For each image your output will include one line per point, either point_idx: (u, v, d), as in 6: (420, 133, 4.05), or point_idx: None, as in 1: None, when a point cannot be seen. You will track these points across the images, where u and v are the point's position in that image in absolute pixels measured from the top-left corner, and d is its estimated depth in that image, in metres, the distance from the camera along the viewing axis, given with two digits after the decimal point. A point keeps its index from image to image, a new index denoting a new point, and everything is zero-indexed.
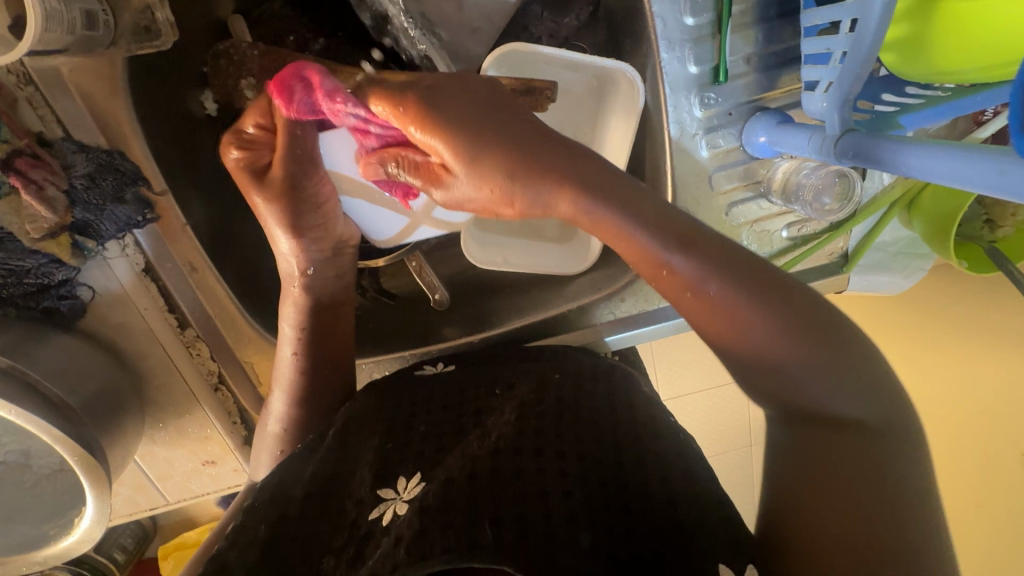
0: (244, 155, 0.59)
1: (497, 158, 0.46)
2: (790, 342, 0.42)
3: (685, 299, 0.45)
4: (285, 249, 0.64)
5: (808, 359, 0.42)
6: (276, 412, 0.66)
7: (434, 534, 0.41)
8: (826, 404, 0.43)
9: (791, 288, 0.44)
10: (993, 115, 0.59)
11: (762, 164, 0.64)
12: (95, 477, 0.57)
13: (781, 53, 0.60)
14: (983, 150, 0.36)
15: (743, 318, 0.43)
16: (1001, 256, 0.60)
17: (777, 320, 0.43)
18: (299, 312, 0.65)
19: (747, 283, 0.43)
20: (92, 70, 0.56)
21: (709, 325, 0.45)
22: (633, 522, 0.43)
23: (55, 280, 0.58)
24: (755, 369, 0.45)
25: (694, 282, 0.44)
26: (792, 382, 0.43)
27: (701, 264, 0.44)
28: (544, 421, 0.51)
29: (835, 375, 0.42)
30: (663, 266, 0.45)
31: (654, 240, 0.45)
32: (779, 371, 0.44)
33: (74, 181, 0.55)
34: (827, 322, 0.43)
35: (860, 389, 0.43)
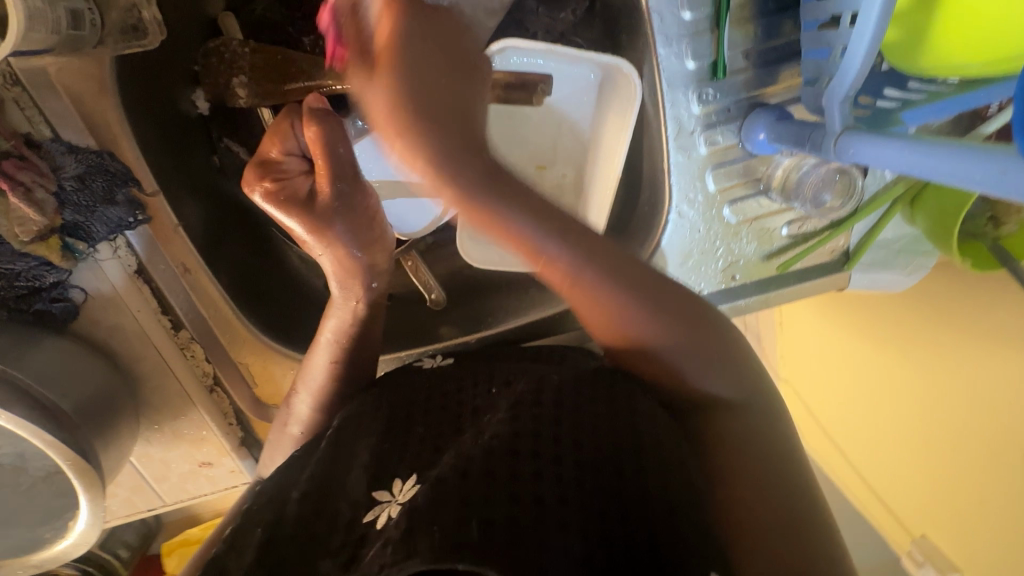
0: (279, 185, 0.59)
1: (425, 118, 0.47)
2: (660, 328, 0.50)
3: (562, 286, 0.50)
4: (331, 270, 0.63)
5: (681, 342, 0.50)
6: (299, 414, 0.65)
7: (421, 535, 0.39)
8: (704, 392, 0.52)
9: (670, 287, 0.51)
10: (998, 110, 0.58)
11: (763, 161, 0.62)
12: (89, 481, 0.56)
13: (781, 47, 0.58)
14: (987, 150, 0.35)
15: (618, 310, 0.50)
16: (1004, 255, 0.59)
17: (655, 310, 0.50)
18: (343, 322, 0.64)
19: (629, 281, 0.49)
20: (80, 70, 0.56)
21: (594, 315, 0.52)
22: (627, 524, 0.43)
23: (46, 283, 0.58)
24: (627, 345, 0.53)
25: (573, 270, 0.48)
26: (665, 363, 0.51)
27: (582, 257, 0.48)
28: (541, 422, 0.49)
29: (706, 361, 0.50)
30: (549, 261, 0.48)
31: (534, 233, 0.47)
32: (651, 351, 0.52)
33: (63, 182, 0.55)
34: (697, 317, 0.51)
35: (732, 378, 0.51)
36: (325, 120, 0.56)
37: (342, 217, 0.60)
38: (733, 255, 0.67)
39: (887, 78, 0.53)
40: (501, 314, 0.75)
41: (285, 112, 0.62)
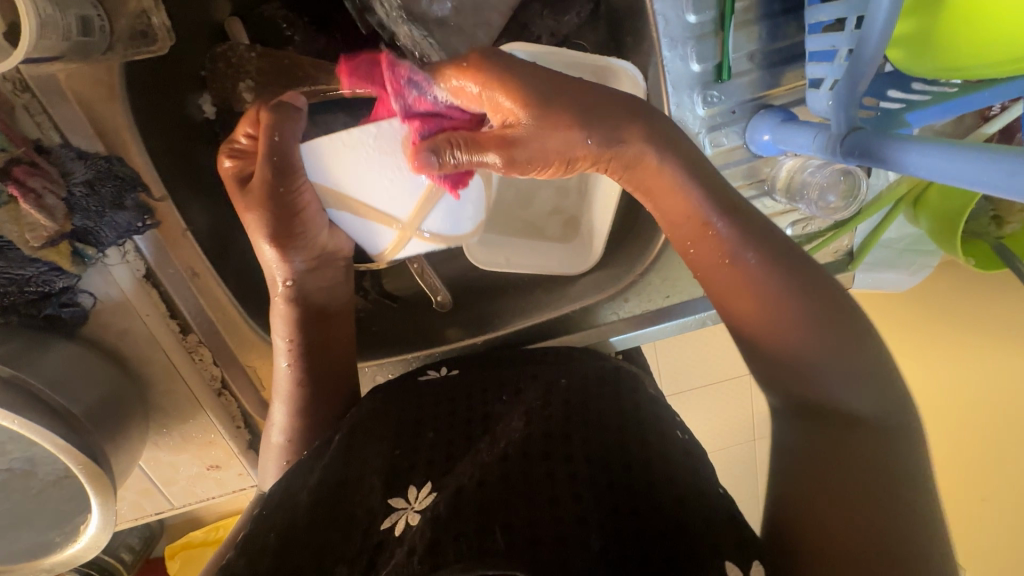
0: (235, 164, 0.60)
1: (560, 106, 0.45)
2: (819, 329, 0.43)
3: (722, 268, 0.47)
4: (272, 260, 0.63)
5: (833, 343, 0.43)
6: (277, 424, 0.66)
7: (447, 542, 0.39)
8: (842, 400, 0.43)
9: (824, 280, 0.46)
10: (1001, 110, 0.58)
11: (766, 162, 0.63)
12: (100, 485, 0.57)
13: (785, 49, 0.59)
14: (994, 151, 0.35)
15: (767, 293, 0.45)
16: (1010, 254, 0.60)
17: (790, 284, 0.45)
18: (287, 323, 0.65)
19: (783, 257, 0.46)
20: (89, 76, 0.56)
21: (733, 305, 0.47)
22: (642, 523, 0.42)
23: (56, 288, 0.58)
24: (781, 370, 0.45)
25: (735, 248, 0.47)
26: (817, 381, 0.43)
27: (740, 229, 0.47)
28: (552, 424, 0.50)
29: (855, 373, 0.43)
30: (707, 227, 0.47)
31: (706, 198, 0.47)
32: (806, 371, 0.44)
33: (73, 188, 0.55)
34: (842, 308, 0.44)
35: (878, 397, 0.43)
36: (281, 108, 0.58)
37: (267, 208, 0.59)
38: None
39: (890, 81, 0.54)
40: (508, 316, 0.75)
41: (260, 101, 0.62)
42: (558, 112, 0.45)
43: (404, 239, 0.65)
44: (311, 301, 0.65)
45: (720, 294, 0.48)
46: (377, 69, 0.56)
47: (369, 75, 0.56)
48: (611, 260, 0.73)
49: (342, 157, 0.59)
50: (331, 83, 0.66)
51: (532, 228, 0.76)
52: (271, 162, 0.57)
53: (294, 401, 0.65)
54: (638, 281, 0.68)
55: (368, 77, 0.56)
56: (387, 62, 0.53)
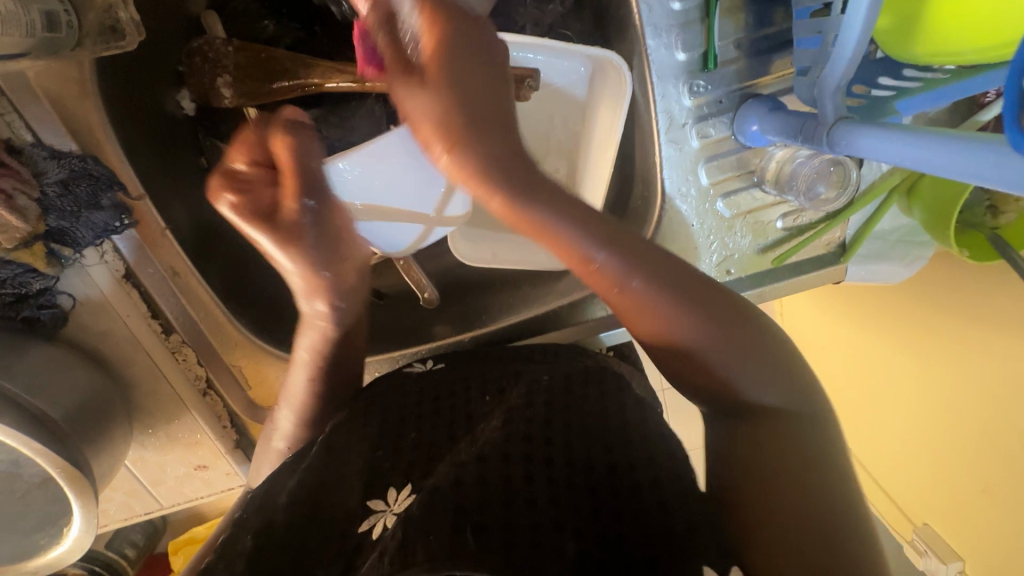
0: (243, 198, 0.54)
1: (466, 103, 0.42)
2: (711, 329, 0.46)
3: (613, 295, 0.46)
4: (298, 287, 0.60)
5: (727, 344, 0.46)
6: (281, 430, 0.66)
7: (418, 544, 0.39)
8: (747, 392, 0.47)
9: (719, 295, 0.47)
10: (997, 96, 0.56)
11: (756, 153, 0.61)
12: (80, 488, 0.56)
13: (773, 36, 0.57)
14: (984, 141, 0.34)
15: (659, 313, 0.46)
16: (1003, 243, 0.58)
17: (681, 307, 0.45)
18: (322, 343, 0.63)
19: (672, 285, 0.45)
20: (59, 74, 0.55)
21: (635, 325, 0.48)
22: (623, 528, 0.42)
23: (33, 289, 0.57)
24: (670, 354, 0.48)
25: (623, 278, 0.45)
26: (706, 364, 0.47)
27: (625, 264, 0.45)
28: (533, 425, 0.49)
29: (746, 357, 0.46)
30: (588, 264, 0.45)
31: (582, 236, 0.43)
32: (695, 355, 0.47)
33: (46, 187, 0.54)
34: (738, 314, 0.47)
35: (778, 384, 0.46)
36: (297, 132, 0.54)
37: (307, 239, 0.57)
38: (728, 249, 0.65)
39: (881, 67, 0.52)
40: (495, 312, 0.75)
41: (251, 123, 0.57)
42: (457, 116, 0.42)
43: (429, 231, 0.68)
44: (338, 319, 0.63)
45: (619, 313, 0.48)
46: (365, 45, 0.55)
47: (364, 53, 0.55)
48: None
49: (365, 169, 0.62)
50: (311, 77, 0.66)
51: None
52: (311, 195, 0.56)
53: (292, 404, 0.65)
54: None
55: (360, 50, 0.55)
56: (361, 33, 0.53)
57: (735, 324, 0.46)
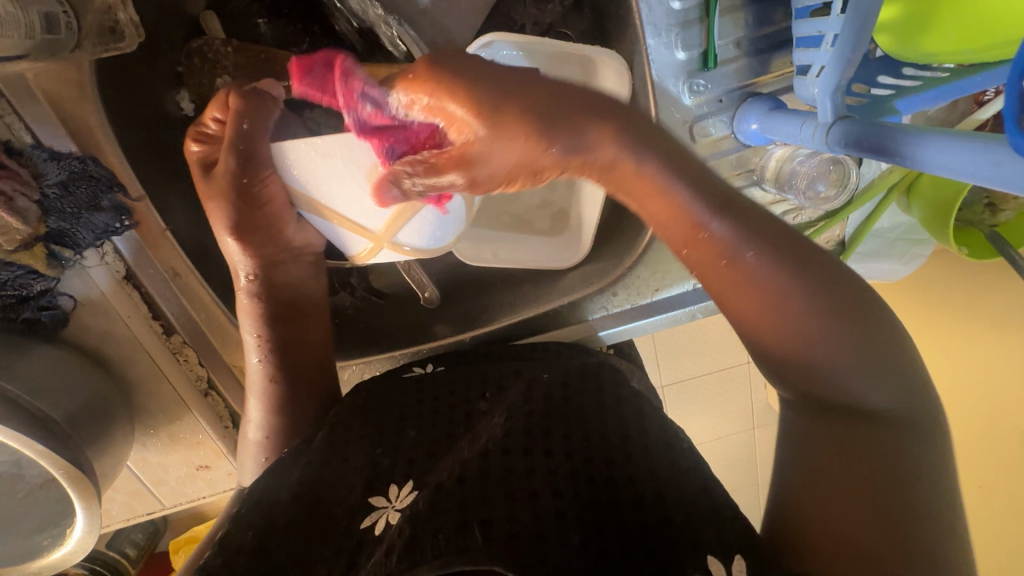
0: (201, 150, 0.59)
1: (512, 102, 0.42)
2: (833, 321, 0.41)
3: (719, 268, 0.44)
4: (234, 253, 0.62)
5: (849, 338, 0.41)
6: (254, 421, 0.65)
7: (425, 539, 0.39)
8: (854, 392, 0.42)
9: (838, 271, 0.43)
10: (995, 95, 0.57)
11: (755, 152, 0.61)
12: (84, 489, 0.56)
13: (772, 36, 0.57)
14: (980, 141, 0.34)
15: (784, 293, 0.42)
16: (1001, 240, 0.58)
17: (810, 290, 0.42)
18: (252, 318, 0.64)
19: (791, 263, 0.42)
20: (58, 75, 0.54)
21: (750, 321, 0.44)
22: (623, 517, 0.42)
23: (34, 291, 0.57)
24: (783, 361, 0.44)
25: (734, 246, 0.43)
26: (819, 370, 0.42)
27: (739, 229, 0.43)
28: (532, 419, 0.50)
29: (866, 356, 0.41)
30: (698, 229, 0.44)
31: (694, 198, 0.44)
32: (807, 362, 0.43)
33: (47, 189, 0.54)
34: (861, 304, 0.42)
35: (892, 386, 0.42)
36: (257, 101, 0.56)
37: (230, 201, 0.58)
38: None
39: (881, 67, 0.52)
40: (496, 311, 0.75)
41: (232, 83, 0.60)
42: (517, 120, 0.42)
43: (376, 249, 0.60)
44: (282, 296, 0.65)
45: (720, 296, 0.45)
46: (331, 75, 0.52)
47: (325, 83, 0.52)
48: (599, 253, 0.72)
49: (309, 159, 0.54)
50: None
51: (521, 222, 0.73)
52: (236, 150, 0.55)
53: (269, 397, 0.65)
54: (626, 275, 0.67)
55: (322, 89, 0.52)
56: (342, 75, 0.50)
57: (857, 306, 0.42)
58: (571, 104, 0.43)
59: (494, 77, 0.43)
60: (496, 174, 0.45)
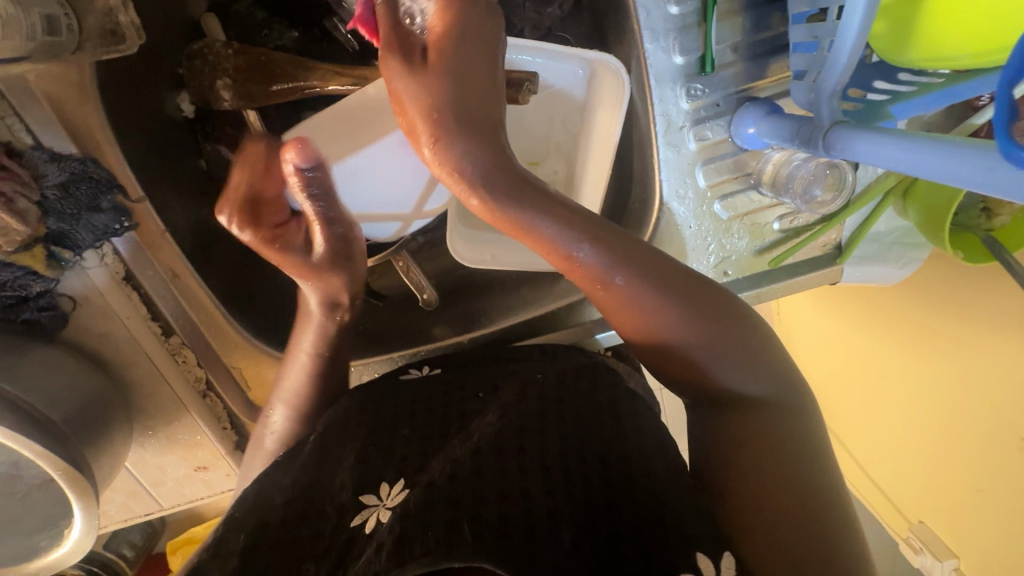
0: (264, 234, 0.53)
1: (457, 95, 0.40)
2: (701, 328, 0.46)
3: (598, 292, 0.47)
4: (316, 297, 0.61)
5: (708, 342, 0.46)
6: (275, 428, 0.65)
7: (414, 536, 0.39)
8: (730, 383, 0.46)
9: (714, 291, 0.47)
10: (990, 100, 0.57)
11: (752, 156, 0.62)
12: (81, 490, 0.57)
13: (769, 41, 0.57)
14: (970, 147, 0.35)
15: (653, 312, 0.46)
16: (998, 246, 0.58)
17: (682, 309, 0.46)
18: (317, 337, 0.64)
19: (663, 284, 0.46)
20: (60, 76, 0.55)
21: (622, 323, 0.48)
22: (617, 520, 0.42)
23: (33, 292, 0.57)
24: (658, 356, 0.48)
25: (603, 271, 0.45)
26: (700, 366, 0.47)
27: (606, 258, 0.45)
28: (526, 418, 0.50)
29: (748, 363, 0.46)
30: (571, 260, 0.45)
31: (563, 231, 0.43)
32: (689, 357, 0.47)
33: (46, 190, 0.54)
34: (731, 315, 0.47)
35: (761, 373, 0.46)
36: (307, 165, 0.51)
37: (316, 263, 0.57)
38: (725, 251, 0.66)
39: (876, 71, 0.53)
40: (494, 314, 0.75)
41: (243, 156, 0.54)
42: (450, 104, 0.39)
43: (408, 226, 0.72)
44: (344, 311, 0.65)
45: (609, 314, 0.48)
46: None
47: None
48: None
49: (354, 167, 0.62)
50: (311, 79, 0.66)
51: None
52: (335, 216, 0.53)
53: (299, 406, 0.65)
54: None
55: None
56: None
57: (729, 317, 0.46)
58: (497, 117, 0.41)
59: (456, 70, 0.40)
60: (412, 86, 0.40)
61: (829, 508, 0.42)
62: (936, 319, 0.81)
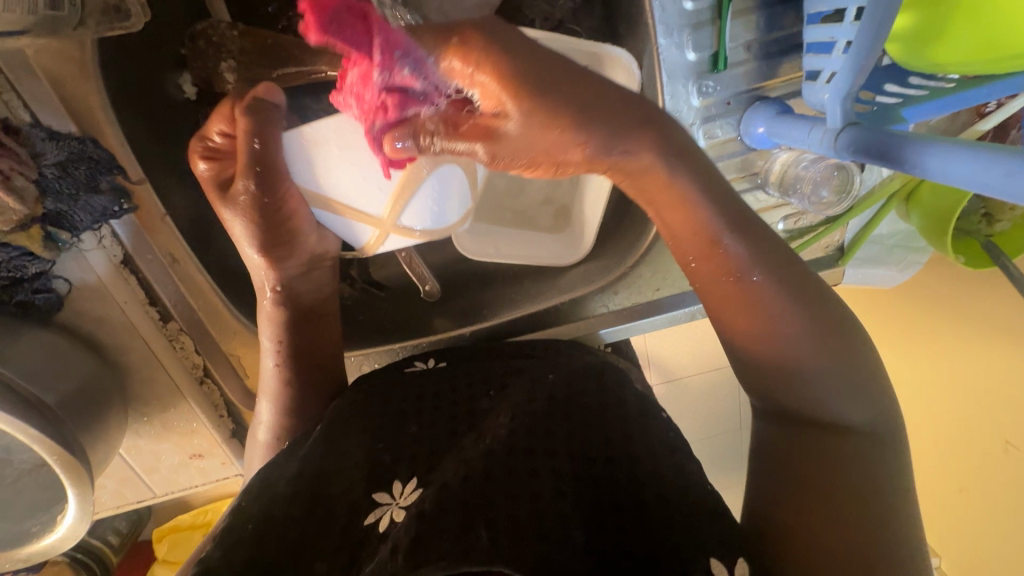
0: (211, 166, 0.59)
1: (547, 93, 0.41)
2: (818, 345, 0.44)
3: (723, 283, 0.46)
4: (256, 266, 0.62)
5: (823, 356, 0.44)
6: (264, 421, 0.65)
7: (430, 539, 0.39)
8: (829, 408, 0.44)
9: (823, 295, 0.45)
10: (997, 107, 0.57)
11: (760, 155, 0.62)
12: (76, 475, 0.56)
13: (782, 40, 0.57)
14: (991, 151, 0.35)
15: (774, 306, 0.44)
16: (996, 250, 0.59)
17: (804, 311, 0.44)
18: (274, 325, 0.64)
19: (787, 275, 0.45)
20: (60, 52, 0.53)
21: (728, 325, 0.47)
22: (624, 519, 0.42)
23: (28, 274, 0.56)
24: (773, 373, 0.45)
25: (743, 266, 0.45)
26: (801, 383, 0.44)
27: (746, 250, 0.45)
28: (537, 419, 0.49)
29: (843, 379, 0.44)
30: (715, 244, 0.46)
31: (713, 215, 0.45)
32: (797, 375, 0.44)
33: (44, 169, 0.53)
34: (839, 324, 0.45)
35: (859, 398, 0.44)
36: (258, 111, 0.56)
37: (255, 221, 0.59)
38: None
39: (887, 75, 0.53)
40: (495, 306, 0.75)
41: (232, 94, 0.60)
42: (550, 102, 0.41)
43: (383, 236, 0.60)
44: (298, 302, 0.64)
45: (715, 308, 0.47)
46: (365, 27, 0.48)
47: (353, 34, 0.48)
48: (600, 251, 0.72)
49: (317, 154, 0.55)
50: (318, 65, 0.65)
51: (522, 217, 0.74)
52: (254, 171, 0.56)
53: (282, 399, 0.64)
54: (627, 273, 0.68)
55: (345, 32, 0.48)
56: (377, 24, 0.47)
57: (840, 333, 0.44)
58: (607, 101, 0.43)
59: (558, 79, 0.41)
60: (543, 100, 0.41)
61: None
62: (931, 324, 0.82)
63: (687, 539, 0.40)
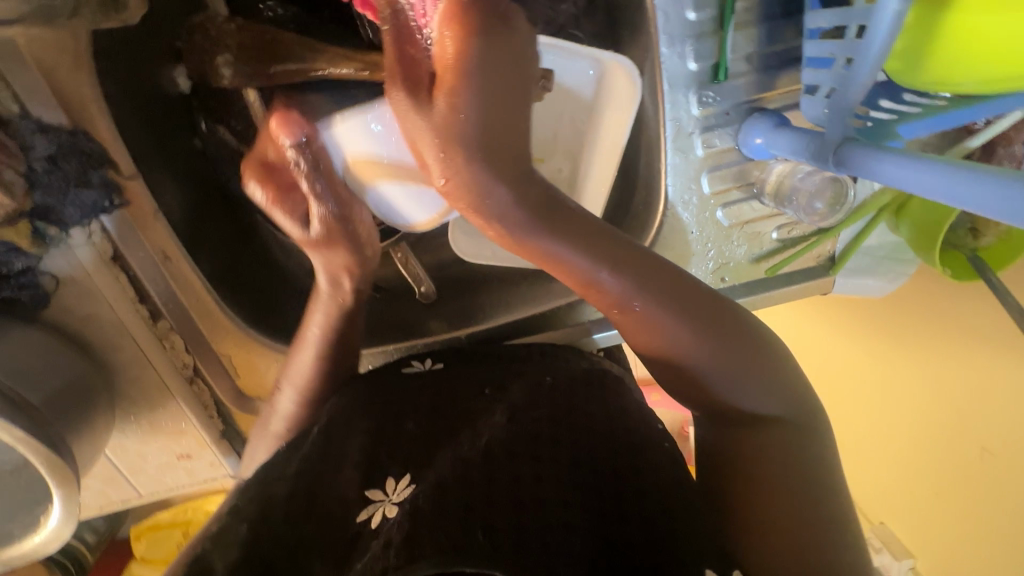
0: (271, 193, 0.50)
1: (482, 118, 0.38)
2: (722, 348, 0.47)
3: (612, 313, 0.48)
4: (319, 267, 0.57)
5: (717, 361, 0.47)
6: (282, 412, 0.64)
7: (424, 538, 0.40)
8: None
9: (730, 315, 0.48)
10: (986, 125, 0.59)
11: (757, 165, 0.62)
12: (62, 477, 0.54)
13: (782, 53, 0.58)
14: (975, 174, 0.36)
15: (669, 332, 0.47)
16: (983, 266, 0.61)
17: (697, 334, 0.46)
18: (322, 320, 0.61)
19: (675, 306, 0.46)
20: (52, 43, 0.52)
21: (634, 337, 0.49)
22: (622, 530, 0.44)
23: (15, 268, 0.55)
24: (664, 366, 0.50)
25: (625, 299, 0.46)
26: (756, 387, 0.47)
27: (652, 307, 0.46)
28: (538, 423, 0.50)
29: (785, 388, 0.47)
30: (592, 284, 0.46)
31: (588, 260, 0.45)
32: (692, 371, 0.48)
33: (33, 162, 0.51)
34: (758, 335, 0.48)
35: None
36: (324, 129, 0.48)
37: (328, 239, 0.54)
38: (723, 257, 0.67)
39: (882, 90, 0.54)
40: (491, 310, 0.75)
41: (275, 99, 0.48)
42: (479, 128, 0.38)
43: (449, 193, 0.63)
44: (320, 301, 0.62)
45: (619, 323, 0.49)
46: None
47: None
48: None
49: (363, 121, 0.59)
50: (318, 62, 0.62)
51: None
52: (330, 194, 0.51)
53: (307, 390, 0.63)
54: None
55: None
56: None
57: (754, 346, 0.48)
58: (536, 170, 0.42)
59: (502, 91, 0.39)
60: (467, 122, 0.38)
61: (828, 520, 0.44)
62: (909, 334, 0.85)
63: (683, 548, 0.42)
